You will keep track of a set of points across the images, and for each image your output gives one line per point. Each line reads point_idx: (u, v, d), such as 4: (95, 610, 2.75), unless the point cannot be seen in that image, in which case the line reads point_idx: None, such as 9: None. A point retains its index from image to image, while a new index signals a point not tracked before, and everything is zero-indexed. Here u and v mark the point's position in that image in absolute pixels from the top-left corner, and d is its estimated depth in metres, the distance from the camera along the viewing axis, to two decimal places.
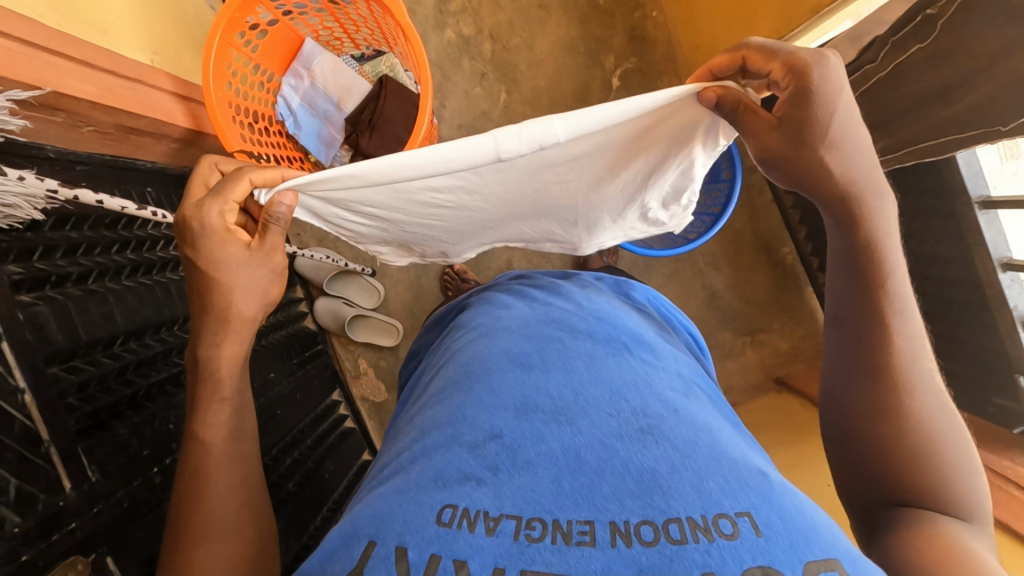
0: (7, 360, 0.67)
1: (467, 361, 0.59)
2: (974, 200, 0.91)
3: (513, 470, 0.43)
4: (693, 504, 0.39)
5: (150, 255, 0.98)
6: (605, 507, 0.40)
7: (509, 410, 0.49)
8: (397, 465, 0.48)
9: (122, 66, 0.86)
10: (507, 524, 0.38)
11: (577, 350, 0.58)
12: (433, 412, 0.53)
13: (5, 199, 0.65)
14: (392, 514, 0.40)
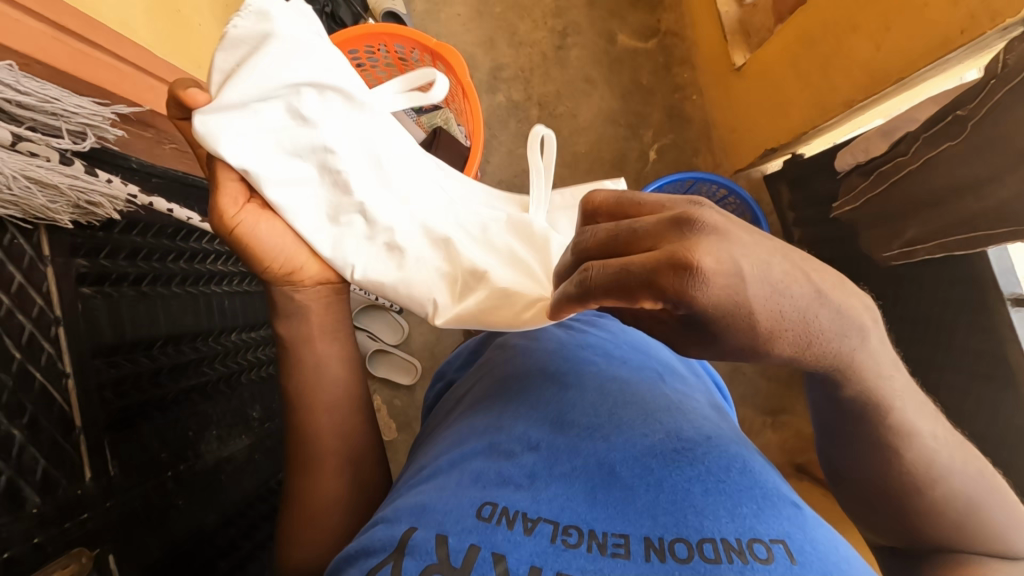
0: (60, 344, 0.71)
1: (505, 374, 0.61)
2: (1006, 295, 0.91)
3: (550, 478, 0.45)
4: (727, 526, 0.41)
5: (200, 267, 1.04)
6: (639, 523, 0.42)
7: (547, 422, 0.52)
8: (436, 467, 0.51)
9: None
10: (544, 526, 0.41)
11: (613, 371, 0.60)
12: (473, 419, 0.56)
13: (91, 198, 0.71)
14: (434, 506, 0.44)
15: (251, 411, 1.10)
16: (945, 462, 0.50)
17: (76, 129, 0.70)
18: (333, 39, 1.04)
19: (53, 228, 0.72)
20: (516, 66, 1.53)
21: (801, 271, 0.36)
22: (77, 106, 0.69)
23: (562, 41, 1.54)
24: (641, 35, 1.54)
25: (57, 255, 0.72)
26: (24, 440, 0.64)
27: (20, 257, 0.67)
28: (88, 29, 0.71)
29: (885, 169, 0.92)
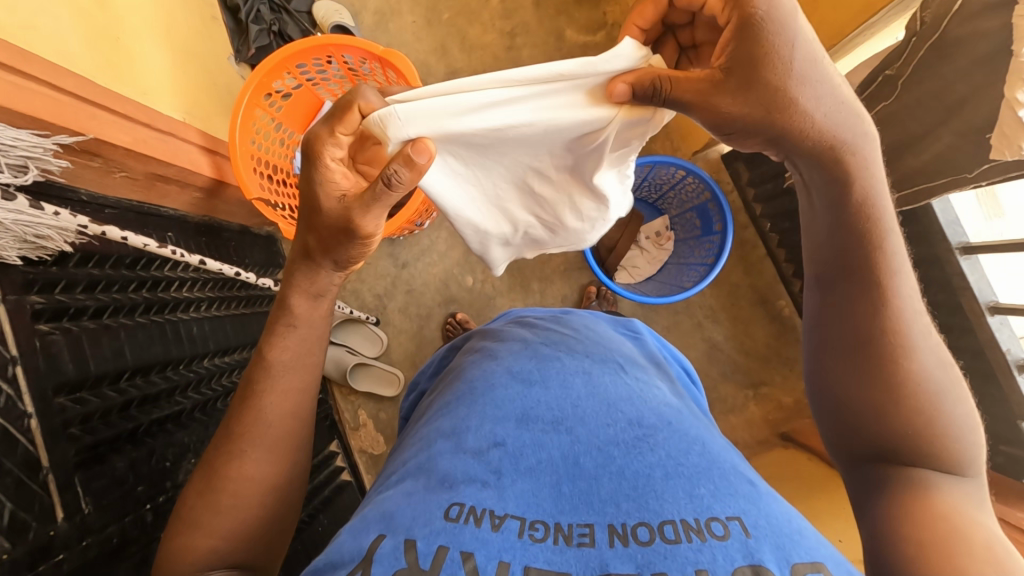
0: (18, 385, 0.69)
1: (471, 378, 0.61)
2: (955, 245, 0.96)
3: (515, 474, 0.46)
4: (686, 508, 0.42)
5: (164, 295, 1.02)
6: (603, 512, 0.43)
7: (511, 419, 0.52)
8: (401, 473, 0.51)
9: (157, 121, 0.95)
10: (511, 522, 0.41)
11: (575, 366, 0.60)
12: (438, 421, 0.56)
13: (39, 232, 0.70)
14: (402, 511, 0.43)
15: None
16: (938, 381, 0.56)
17: (16, 163, 0.69)
18: (280, 54, 1.03)
19: (2, 266, 0.70)
20: (469, 69, 1.55)
21: (814, 61, 0.50)
22: (14, 139, 0.67)
23: (512, 41, 1.56)
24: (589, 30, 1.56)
25: (8, 293, 0.71)
26: None
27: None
28: (20, 61, 0.70)
29: None
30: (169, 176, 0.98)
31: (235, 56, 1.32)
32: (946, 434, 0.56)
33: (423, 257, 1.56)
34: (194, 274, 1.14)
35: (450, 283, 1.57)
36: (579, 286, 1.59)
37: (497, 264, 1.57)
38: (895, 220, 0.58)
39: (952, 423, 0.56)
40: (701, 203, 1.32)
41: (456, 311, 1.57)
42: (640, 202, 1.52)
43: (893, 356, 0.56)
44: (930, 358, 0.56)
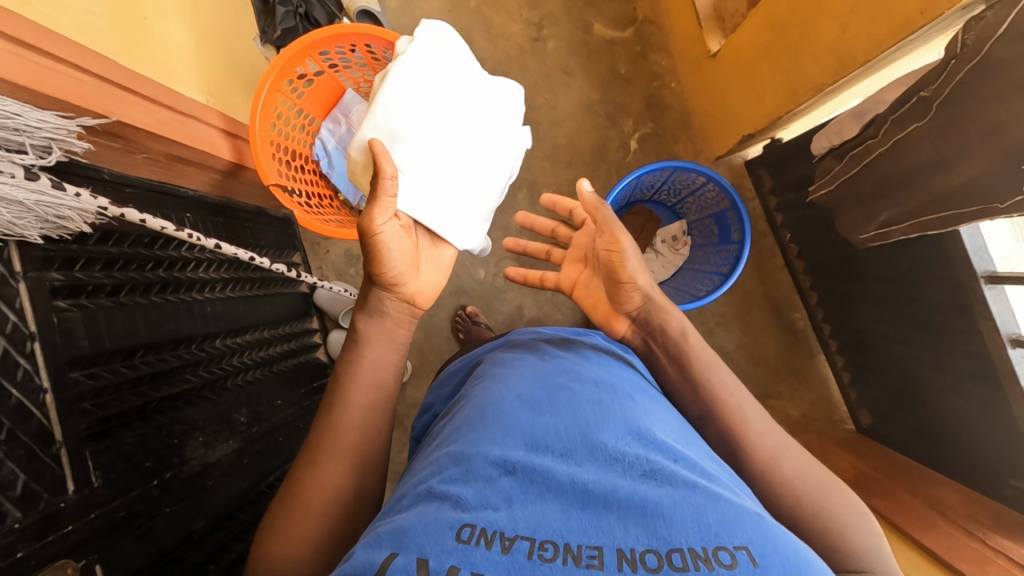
0: (35, 359, 0.71)
1: (481, 402, 0.62)
2: (979, 273, 0.92)
3: (526, 499, 0.47)
4: (693, 535, 0.42)
5: (179, 275, 1.04)
6: (612, 535, 0.43)
7: (521, 446, 0.52)
8: (413, 495, 0.51)
9: (179, 103, 0.95)
10: (522, 543, 0.42)
11: (584, 393, 0.61)
12: (449, 444, 0.56)
13: (60, 212, 0.71)
14: (413, 527, 0.43)
15: (239, 414, 1.10)
16: (812, 487, 0.71)
17: (40, 143, 0.70)
18: (303, 41, 1.03)
19: (23, 243, 0.72)
20: (493, 59, 1.53)
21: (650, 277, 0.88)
22: (38, 120, 0.68)
23: (539, 32, 1.53)
24: (618, 24, 1.53)
25: (29, 270, 0.72)
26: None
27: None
28: (44, 40, 0.71)
29: (858, 152, 0.92)
30: (188, 157, 0.99)
31: (260, 36, 1.33)
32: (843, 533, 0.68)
33: None
34: (210, 255, 1.15)
35: (461, 275, 1.57)
36: None
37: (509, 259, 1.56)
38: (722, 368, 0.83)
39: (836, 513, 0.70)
40: (721, 211, 1.29)
41: (465, 303, 1.57)
42: (659, 204, 1.50)
43: (766, 466, 0.72)
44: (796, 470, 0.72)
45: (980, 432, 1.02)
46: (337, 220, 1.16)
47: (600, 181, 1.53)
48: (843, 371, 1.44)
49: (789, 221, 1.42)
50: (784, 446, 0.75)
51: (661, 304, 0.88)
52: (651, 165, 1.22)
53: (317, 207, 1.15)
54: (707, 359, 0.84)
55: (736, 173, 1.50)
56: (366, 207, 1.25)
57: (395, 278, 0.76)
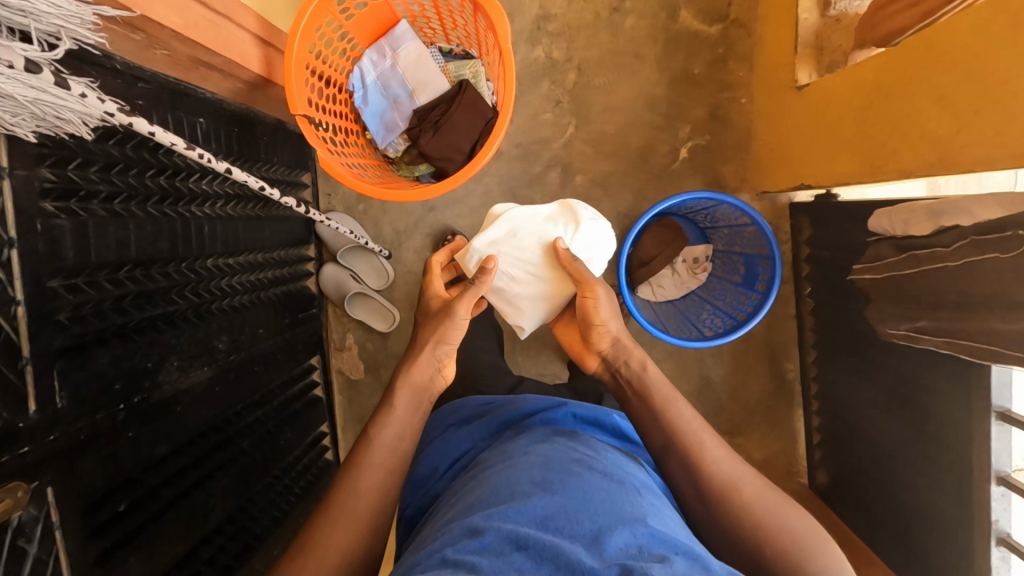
0: (12, 267, 0.66)
1: (493, 481, 0.61)
2: (994, 407, 0.93)
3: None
4: None
5: (182, 186, 0.97)
6: None
7: (536, 508, 0.54)
8: (435, 541, 0.53)
9: (215, 0, 0.84)
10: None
11: (595, 476, 0.60)
12: (461, 517, 0.56)
13: (60, 114, 0.62)
14: None
15: (218, 340, 1.07)
16: (767, 513, 0.75)
17: (47, 29, 0.60)
18: None
19: (15, 139, 0.65)
20: (564, 20, 1.39)
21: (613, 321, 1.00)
22: (50, 4, 0.58)
23: (620, 3, 1.38)
24: (706, 17, 1.39)
25: (18, 167, 0.66)
26: None
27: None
28: None
29: (919, 254, 0.87)
30: (214, 64, 0.89)
31: None
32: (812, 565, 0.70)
33: (452, 206, 1.49)
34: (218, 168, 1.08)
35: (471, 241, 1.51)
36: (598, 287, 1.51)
37: None
38: (684, 402, 0.88)
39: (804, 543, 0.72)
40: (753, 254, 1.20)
41: None
42: (689, 222, 1.41)
43: (725, 495, 0.77)
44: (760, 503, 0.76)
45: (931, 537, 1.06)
46: (359, 166, 1.07)
47: (637, 184, 1.45)
48: (816, 431, 1.47)
49: (813, 277, 1.39)
50: (744, 480, 0.79)
51: (637, 358, 0.96)
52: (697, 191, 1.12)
53: (341, 144, 1.06)
54: (671, 399, 0.88)
55: (777, 212, 1.43)
56: (393, 154, 1.16)
57: (446, 343, 0.94)
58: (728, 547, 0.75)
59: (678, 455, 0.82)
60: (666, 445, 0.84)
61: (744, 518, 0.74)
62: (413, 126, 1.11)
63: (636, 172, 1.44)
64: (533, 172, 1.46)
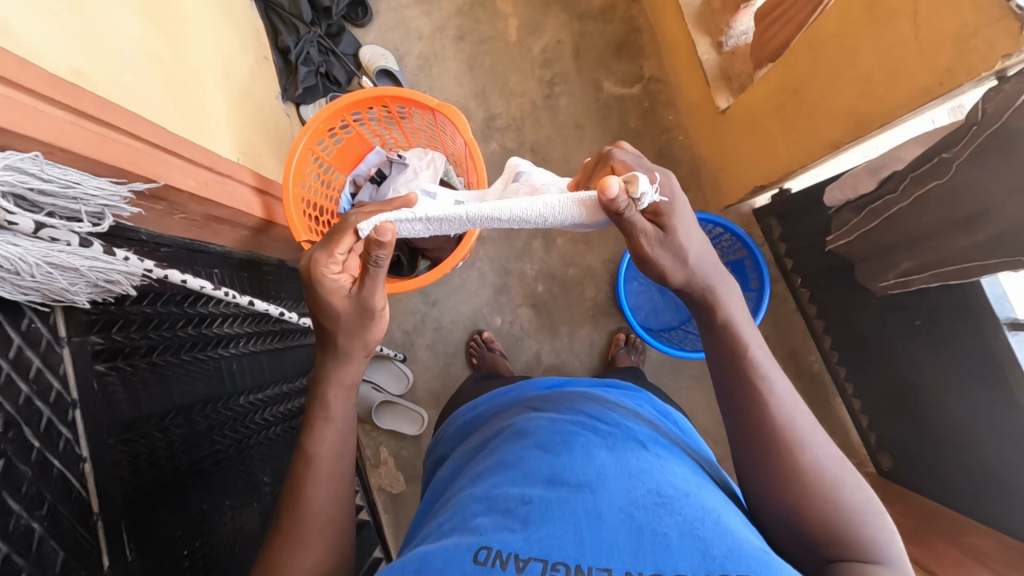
0: (77, 428, 0.69)
1: (502, 453, 0.66)
2: (1002, 319, 0.94)
3: (541, 525, 0.53)
4: (645, 564, 0.49)
5: (208, 331, 1.03)
6: (621, 559, 0.50)
7: (539, 476, 0.59)
8: (442, 532, 0.57)
9: (220, 165, 0.98)
10: (534, 565, 0.49)
11: (604, 438, 0.66)
12: (471, 488, 0.61)
13: (109, 276, 0.70)
14: (436, 556, 0.50)
15: (262, 474, 1.08)
16: (863, 517, 0.58)
17: (94, 210, 0.70)
18: (336, 105, 1.05)
19: (71, 308, 0.72)
20: (508, 115, 1.61)
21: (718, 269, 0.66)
22: (96, 188, 0.69)
23: (551, 89, 1.61)
24: (626, 82, 1.60)
25: (74, 335, 0.72)
26: (27, 514, 0.60)
27: (18, 319, 0.65)
28: (122, 119, 0.75)
29: (877, 207, 0.94)
30: (224, 217, 1.00)
31: (283, 95, 1.48)
32: (832, 485, 0.59)
33: (453, 295, 1.58)
34: (242, 310, 1.16)
35: (479, 322, 1.57)
36: (608, 332, 1.57)
37: (525, 306, 1.57)
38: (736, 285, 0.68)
39: (854, 513, 0.58)
40: (738, 259, 1.30)
41: (483, 329, 1.57)
42: None
43: (755, 419, 0.62)
44: (802, 421, 0.62)
45: (990, 475, 1.05)
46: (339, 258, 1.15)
47: (615, 230, 1.57)
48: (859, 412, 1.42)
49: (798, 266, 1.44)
50: (827, 451, 0.61)
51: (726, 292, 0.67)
52: None
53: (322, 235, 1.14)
54: (768, 361, 0.65)
55: (745, 221, 1.55)
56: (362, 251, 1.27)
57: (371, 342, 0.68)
58: (743, 422, 0.63)
59: (745, 404, 0.63)
60: (737, 409, 0.64)
61: (842, 508, 0.58)
62: (431, 252, 1.22)
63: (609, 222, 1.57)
64: (518, 246, 1.58)
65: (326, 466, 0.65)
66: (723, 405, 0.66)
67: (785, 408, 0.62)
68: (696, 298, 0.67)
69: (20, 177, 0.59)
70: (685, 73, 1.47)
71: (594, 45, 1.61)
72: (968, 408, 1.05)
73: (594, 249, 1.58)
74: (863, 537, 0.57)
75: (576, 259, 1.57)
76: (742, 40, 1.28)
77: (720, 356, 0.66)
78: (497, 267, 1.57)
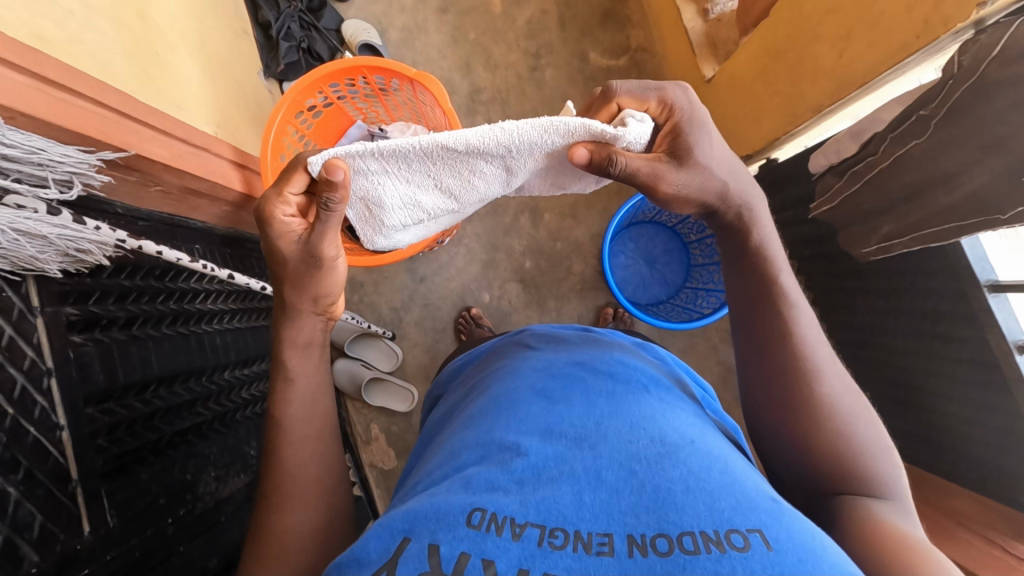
0: (52, 396, 0.69)
1: (496, 395, 0.68)
2: (983, 283, 0.94)
3: (538, 484, 0.52)
4: (644, 521, 0.47)
5: (190, 306, 1.03)
6: (624, 522, 0.48)
7: (538, 431, 0.59)
8: (431, 480, 0.58)
9: (197, 137, 0.97)
10: (532, 530, 0.47)
11: (599, 388, 0.66)
12: (467, 435, 0.62)
13: (80, 245, 0.70)
14: (426, 514, 0.50)
15: (249, 446, 1.08)
16: (866, 451, 0.59)
17: (62, 178, 0.69)
18: (312, 76, 1.03)
19: (42, 278, 0.71)
20: (494, 88, 1.59)
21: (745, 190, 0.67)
22: (62, 155, 0.68)
23: (537, 61, 1.59)
24: (612, 53, 1.58)
25: (46, 305, 0.71)
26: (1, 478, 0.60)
27: None
28: (90, 85, 0.74)
29: (858, 169, 0.94)
30: (202, 190, 0.99)
31: (265, 71, 1.47)
32: (841, 417, 0.60)
33: (441, 271, 1.57)
34: (224, 286, 1.16)
35: (466, 298, 1.57)
36: (596, 307, 1.56)
37: (513, 282, 1.57)
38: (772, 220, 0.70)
39: (858, 446, 0.59)
40: None
41: (470, 305, 1.57)
42: (670, 232, 1.51)
43: (776, 346, 0.64)
44: (822, 357, 0.62)
45: (971, 438, 1.06)
46: None
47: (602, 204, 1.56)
48: None
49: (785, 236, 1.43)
50: (843, 385, 0.62)
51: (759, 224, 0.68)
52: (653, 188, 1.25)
53: None
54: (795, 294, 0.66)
55: None
56: None
57: (325, 303, 0.67)
58: (763, 348, 0.65)
59: (765, 331, 0.65)
60: (759, 336, 0.66)
61: (846, 440, 0.59)
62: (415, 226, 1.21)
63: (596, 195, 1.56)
64: (505, 222, 1.57)
65: (298, 429, 0.66)
66: (744, 332, 0.68)
67: (808, 339, 0.63)
68: (729, 218, 0.68)
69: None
70: (672, 42, 1.45)
71: (580, 15, 1.58)
72: (950, 373, 1.05)
73: (582, 223, 1.57)
74: (865, 471, 0.58)
75: (563, 233, 1.56)
76: (728, 7, 1.25)
77: (748, 285, 0.68)
78: (484, 243, 1.57)
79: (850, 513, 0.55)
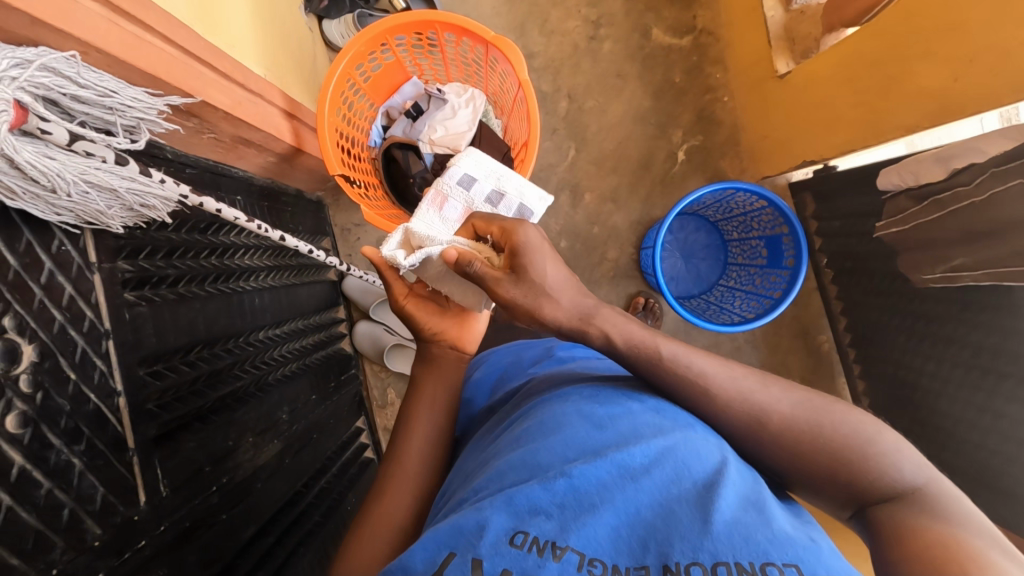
0: (110, 360, 0.65)
1: (537, 409, 0.66)
2: None
3: (579, 510, 0.50)
4: (683, 550, 0.46)
5: (230, 263, 0.98)
6: (658, 553, 0.46)
7: (580, 447, 0.57)
8: (473, 492, 0.57)
9: (253, 82, 0.89)
10: (572, 554, 0.46)
11: (644, 409, 0.62)
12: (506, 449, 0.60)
13: (146, 200, 0.64)
14: (467, 527, 0.49)
15: (281, 413, 1.05)
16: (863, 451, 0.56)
17: (129, 124, 0.62)
18: (379, 27, 0.95)
19: (100, 232, 0.66)
20: (547, 55, 1.50)
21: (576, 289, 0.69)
22: (132, 99, 0.61)
23: (596, 31, 1.50)
24: (676, 32, 1.49)
25: (103, 261, 0.66)
26: (62, 448, 0.56)
27: (48, 240, 0.59)
28: (160, 19, 0.66)
29: (942, 197, 0.91)
30: (254, 140, 0.92)
31: (306, 6, 1.34)
32: (819, 435, 0.58)
33: None
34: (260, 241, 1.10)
35: None
36: (627, 295, 1.54)
37: None
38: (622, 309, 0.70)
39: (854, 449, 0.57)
40: (774, 234, 1.27)
41: None
42: (712, 228, 1.48)
43: (718, 403, 0.62)
44: (784, 403, 0.61)
45: (991, 466, 1.10)
46: (366, 193, 1.07)
47: (644, 191, 1.51)
48: (861, 394, 1.46)
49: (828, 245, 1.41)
50: (792, 403, 0.61)
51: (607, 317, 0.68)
52: (712, 186, 1.20)
53: (351, 166, 1.06)
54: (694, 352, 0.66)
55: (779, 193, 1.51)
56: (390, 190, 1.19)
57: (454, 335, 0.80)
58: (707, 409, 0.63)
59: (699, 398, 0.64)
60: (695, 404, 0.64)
61: (836, 453, 0.57)
62: None
63: (641, 180, 1.50)
64: None
65: None
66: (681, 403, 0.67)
67: (726, 382, 0.63)
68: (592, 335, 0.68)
69: (56, 79, 0.52)
70: (744, 28, 1.38)
71: None
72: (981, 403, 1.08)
73: (621, 209, 1.51)
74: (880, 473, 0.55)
75: (602, 217, 1.50)
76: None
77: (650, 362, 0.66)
78: None
79: (898, 533, 0.50)
